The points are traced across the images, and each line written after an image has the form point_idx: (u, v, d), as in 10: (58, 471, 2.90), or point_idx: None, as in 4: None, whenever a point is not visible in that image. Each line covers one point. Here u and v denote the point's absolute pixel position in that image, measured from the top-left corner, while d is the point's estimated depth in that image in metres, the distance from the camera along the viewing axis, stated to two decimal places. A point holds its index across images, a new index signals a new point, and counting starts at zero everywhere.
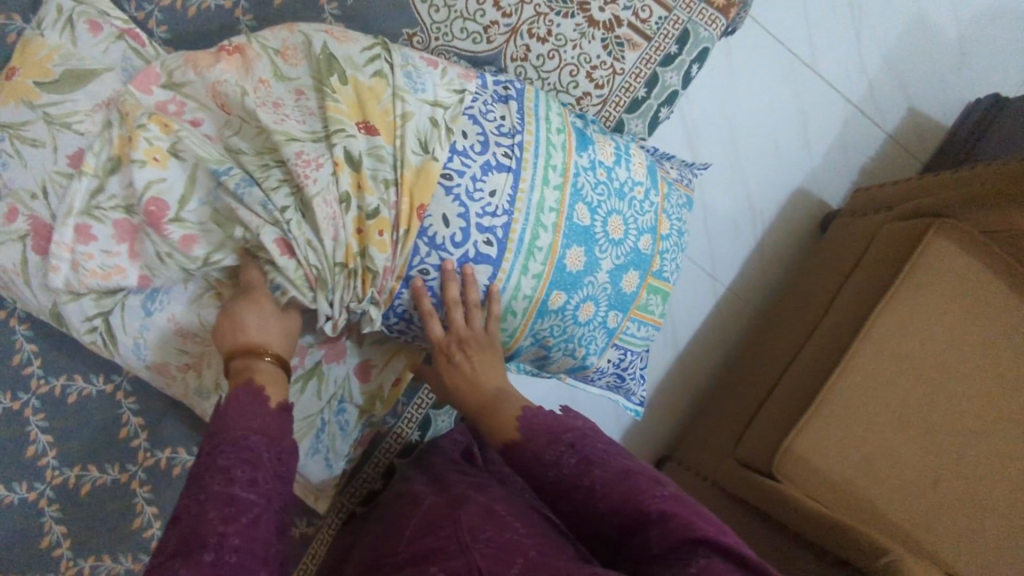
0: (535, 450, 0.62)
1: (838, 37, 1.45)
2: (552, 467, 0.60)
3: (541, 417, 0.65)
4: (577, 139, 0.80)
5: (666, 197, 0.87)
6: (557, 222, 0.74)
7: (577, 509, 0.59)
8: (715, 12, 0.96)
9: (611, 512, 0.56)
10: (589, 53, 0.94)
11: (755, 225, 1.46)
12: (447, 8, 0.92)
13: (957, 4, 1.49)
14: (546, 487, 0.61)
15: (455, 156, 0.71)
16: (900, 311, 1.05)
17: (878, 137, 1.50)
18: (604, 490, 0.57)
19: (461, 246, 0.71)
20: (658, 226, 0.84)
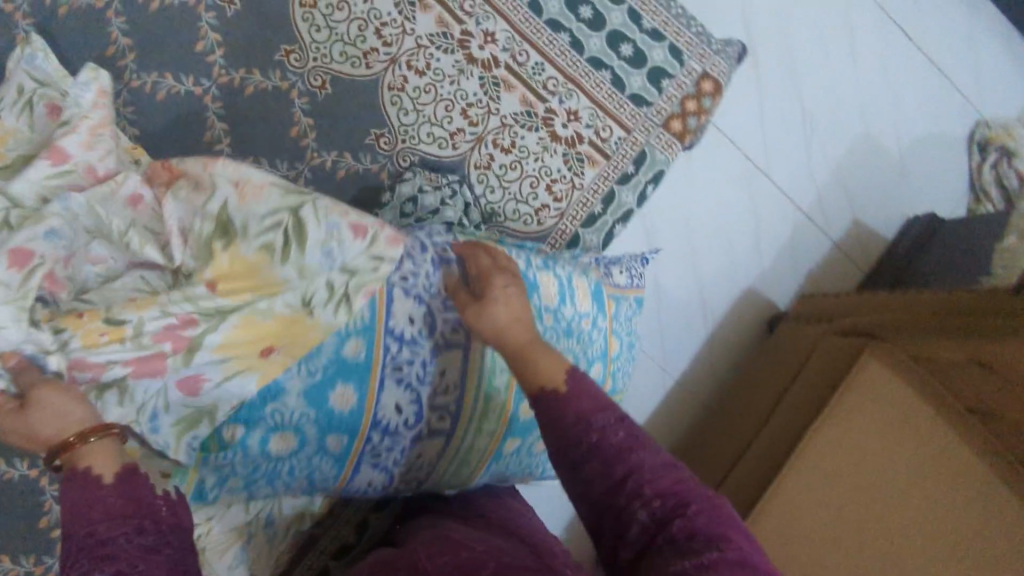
0: (580, 411, 0.58)
1: (791, 149, 1.52)
2: (598, 432, 0.57)
3: (591, 382, 0.61)
4: (520, 290, 0.82)
5: (614, 316, 0.93)
6: (509, 382, 0.81)
7: (605, 482, 0.56)
8: (672, 137, 1.01)
9: (654, 496, 0.54)
10: (550, 167, 0.97)
11: (704, 324, 1.49)
12: (416, 113, 0.94)
13: (899, 127, 1.58)
14: (579, 447, 0.57)
15: (404, 347, 0.74)
16: (836, 425, 0.98)
17: (826, 245, 1.55)
18: (650, 475, 0.55)
19: (413, 426, 0.77)
20: (608, 348, 0.91)
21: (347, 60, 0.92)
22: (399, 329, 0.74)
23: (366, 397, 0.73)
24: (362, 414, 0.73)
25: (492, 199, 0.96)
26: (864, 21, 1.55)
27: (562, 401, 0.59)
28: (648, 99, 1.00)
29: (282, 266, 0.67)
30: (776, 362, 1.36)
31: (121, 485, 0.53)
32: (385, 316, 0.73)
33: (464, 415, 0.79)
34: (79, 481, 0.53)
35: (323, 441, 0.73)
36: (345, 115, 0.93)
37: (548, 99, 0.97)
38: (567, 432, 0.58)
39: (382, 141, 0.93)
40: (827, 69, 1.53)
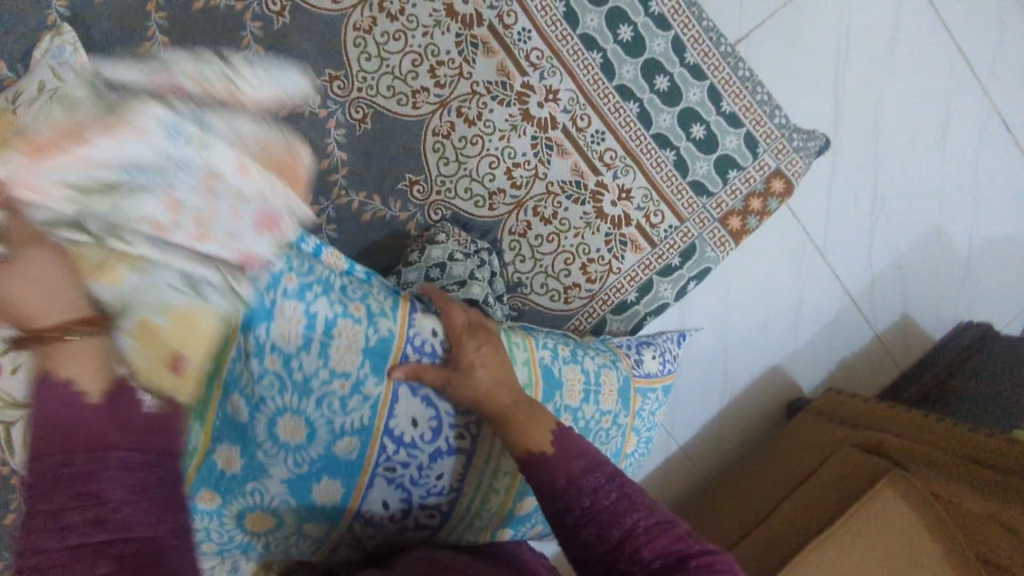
0: (570, 472, 0.59)
1: (854, 231, 1.42)
2: (590, 495, 0.57)
3: (575, 440, 0.62)
4: (540, 390, 0.75)
5: (638, 412, 0.82)
6: (511, 483, 0.75)
7: (606, 547, 0.56)
8: (726, 235, 0.93)
9: (654, 557, 0.54)
10: (589, 245, 0.91)
11: (723, 395, 1.42)
12: (457, 165, 0.88)
13: (973, 225, 1.47)
14: (573, 513, 0.58)
15: (401, 449, 0.71)
16: (849, 528, 0.94)
17: (866, 335, 1.47)
18: (648, 531, 0.56)
19: (400, 520, 0.73)
20: (624, 445, 0.81)
21: (394, 96, 0.86)
22: (399, 431, 0.70)
23: (354, 493, 0.71)
24: (343, 510, 0.71)
25: (520, 269, 0.89)
26: (966, 106, 1.42)
27: (551, 464, 0.59)
28: (709, 189, 0.92)
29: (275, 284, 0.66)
30: (789, 454, 1.27)
31: (106, 405, 0.52)
32: (385, 414, 0.70)
33: (456, 513, 0.74)
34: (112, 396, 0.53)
35: (300, 525, 0.71)
36: (382, 154, 0.86)
37: (602, 172, 0.90)
38: (558, 499, 0.58)
39: (415, 188, 0.87)
40: (913, 151, 1.41)
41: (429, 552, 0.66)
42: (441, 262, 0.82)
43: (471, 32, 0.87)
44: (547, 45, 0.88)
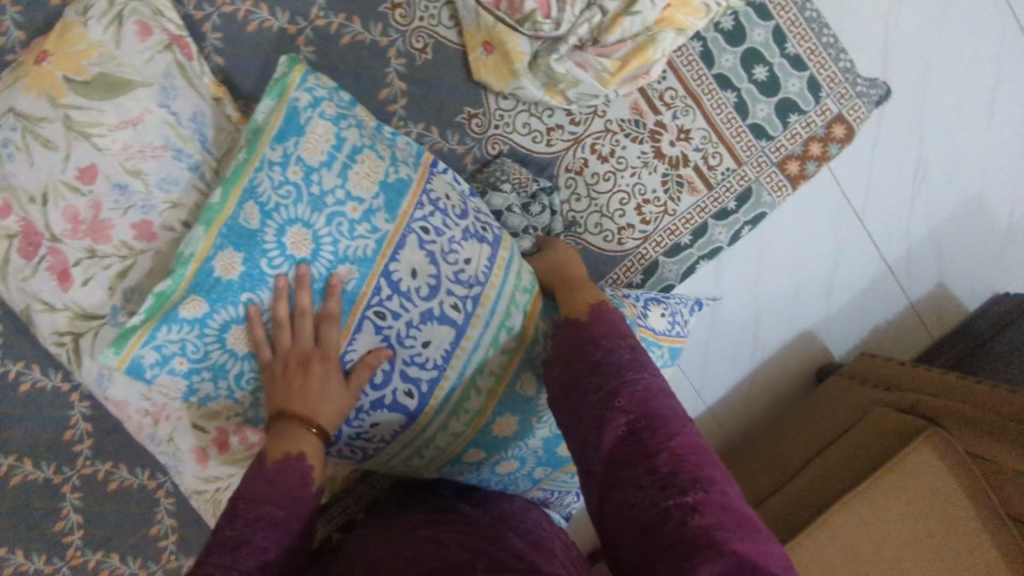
0: (615, 356, 0.58)
1: (894, 195, 1.36)
2: (621, 378, 0.56)
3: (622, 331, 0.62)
4: (545, 301, 0.75)
5: None
6: (494, 390, 0.72)
7: (617, 434, 0.53)
8: (784, 179, 0.92)
9: (661, 440, 0.52)
10: (645, 185, 0.90)
11: (755, 355, 1.38)
12: (516, 100, 0.87)
13: (1021, 192, 1.39)
14: (597, 392, 0.56)
15: (395, 296, 0.68)
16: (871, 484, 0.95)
17: (900, 303, 1.42)
18: (643, 400, 0.54)
19: (380, 389, 0.68)
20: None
21: (455, 27, 0.85)
22: (396, 277, 0.68)
23: (340, 331, 0.67)
24: None
25: (576, 208, 0.89)
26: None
27: (603, 342, 0.60)
28: (769, 132, 0.91)
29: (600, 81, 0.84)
30: (817, 422, 1.26)
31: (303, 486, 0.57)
32: (389, 252, 0.68)
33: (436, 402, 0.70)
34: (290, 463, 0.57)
35: None
36: (440, 86, 0.85)
37: (661, 112, 0.89)
38: (591, 374, 0.58)
39: (474, 122, 0.86)
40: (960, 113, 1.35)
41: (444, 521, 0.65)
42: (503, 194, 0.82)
43: None
44: None
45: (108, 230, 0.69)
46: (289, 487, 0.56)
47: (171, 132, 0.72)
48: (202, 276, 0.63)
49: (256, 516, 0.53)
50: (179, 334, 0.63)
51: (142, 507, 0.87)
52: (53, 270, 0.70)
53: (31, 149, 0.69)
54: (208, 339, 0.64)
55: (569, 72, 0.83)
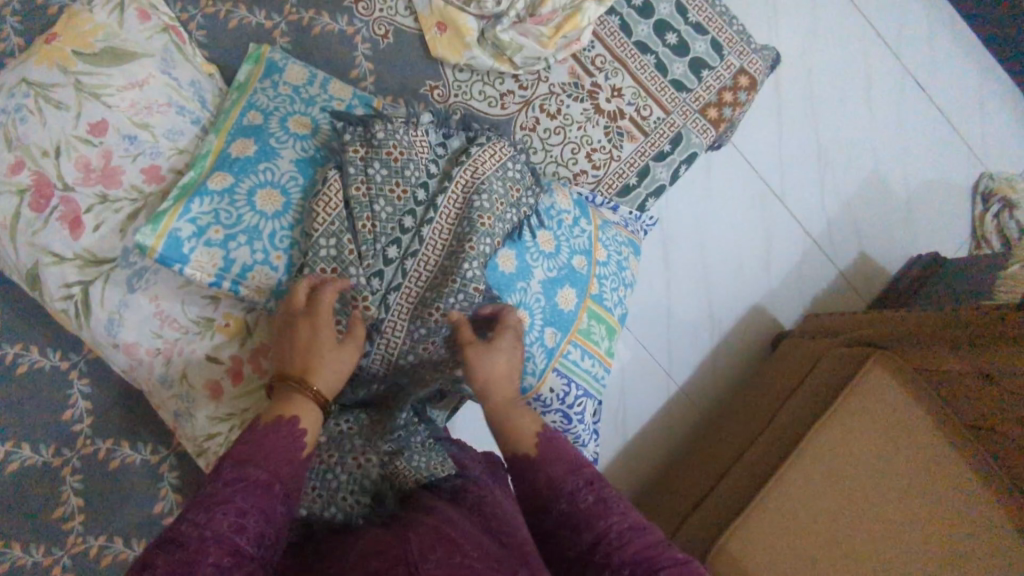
0: (552, 476, 0.64)
1: (805, 174, 1.59)
2: (567, 499, 0.62)
3: (558, 447, 0.68)
4: None
5: (600, 229, 0.95)
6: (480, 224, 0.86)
7: (581, 548, 0.60)
8: (707, 124, 1.07)
9: (625, 563, 0.57)
10: (592, 136, 1.02)
11: (713, 332, 1.52)
12: (471, 71, 0.99)
13: (908, 168, 1.65)
14: (551, 513, 0.62)
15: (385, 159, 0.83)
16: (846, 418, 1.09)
17: (831, 272, 1.60)
18: (622, 540, 0.58)
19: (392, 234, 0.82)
20: (593, 251, 0.92)
21: (411, 14, 0.97)
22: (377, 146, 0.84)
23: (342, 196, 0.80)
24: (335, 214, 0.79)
25: (534, 160, 1.01)
26: (886, 68, 1.64)
27: (535, 465, 0.66)
28: (687, 86, 1.06)
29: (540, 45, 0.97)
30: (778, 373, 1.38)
31: (301, 460, 0.61)
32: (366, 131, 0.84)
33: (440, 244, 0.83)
34: (280, 428, 0.61)
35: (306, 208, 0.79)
36: (404, 65, 0.98)
37: (595, 74, 1.03)
38: (540, 498, 0.64)
39: (436, 93, 0.99)
40: (846, 108, 1.62)
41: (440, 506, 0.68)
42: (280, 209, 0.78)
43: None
44: None
45: (120, 175, 0.77)
46: (287, 448, 0.60)
47: (173, 93, 0.82)
48: (222, 160, 0.78)
49: (240, 474, 0.55)
50: (210, 205, 0.75)
51: (144, 485, 0.86)
52: (64, 219, 0.75)
53: (42, 112, 0.76)
54: (238, 204, 0.76)
55: (513, 39, 0.96)
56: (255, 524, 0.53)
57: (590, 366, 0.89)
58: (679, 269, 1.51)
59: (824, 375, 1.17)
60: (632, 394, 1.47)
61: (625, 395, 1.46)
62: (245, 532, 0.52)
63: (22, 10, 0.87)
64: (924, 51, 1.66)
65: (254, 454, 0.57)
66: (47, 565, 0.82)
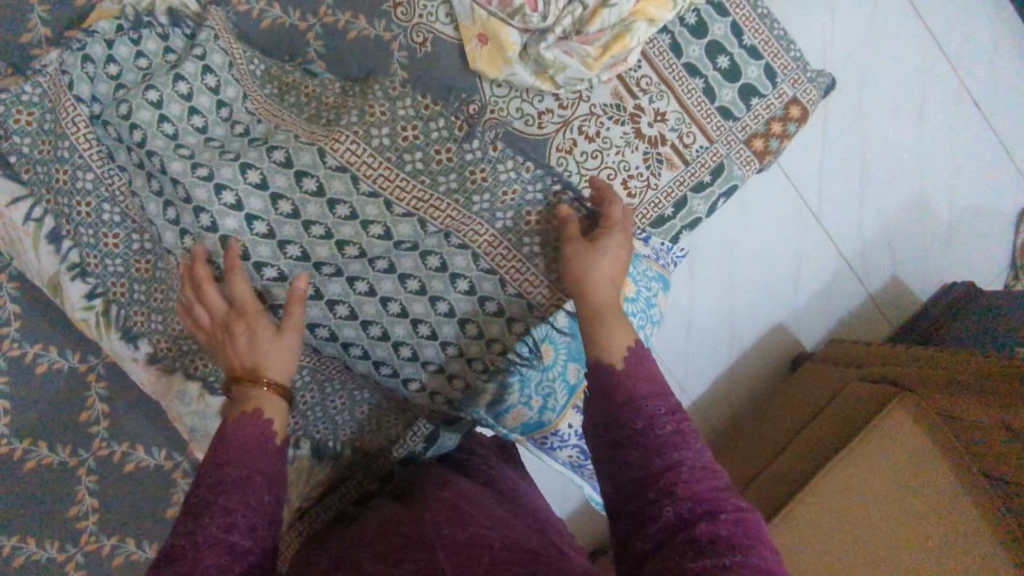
0: (632, 392, 0.62)
1: (847, 193, 1.53)
2: (643, 420, 0.60)
3: (647, 361, 0.65)
4: None
5: (631, 263, 0.91)
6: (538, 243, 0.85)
7: (643, 472, 0.58)
8: (751, 154, 1.03)
9: (686, 498, 0.56)
10: (629, 162, 0.97)
11: (733, 347, 1.50)
12: (509, 87, 0.95)
13: (954, 190, 1.59)
14: (624, 430, 0.61)
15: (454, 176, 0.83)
16: (855, 461, 1.06)
17: (862, 294, 1.56)
18: (687, 476, 0.57)
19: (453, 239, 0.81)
20: (622, 288, 0.88)
21: (451, 22, 0.92)
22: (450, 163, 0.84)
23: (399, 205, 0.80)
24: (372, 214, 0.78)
25: (567, 183, 0.96)
26: (944, 85, 1.56)
27: (619, 378, 0.63)
28: (735, 114, 1.01)
29: (583, 68, 0.92)
30: (805, 389, 1.35)
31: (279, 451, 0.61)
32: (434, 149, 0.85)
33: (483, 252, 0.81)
34: (249, 418, 0.62)
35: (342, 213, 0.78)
36: (440, 75, 0.93)
37: (639, 96, 0.99)
38: (615, 412, 0.62)
39: (471, 108, 0.93)
40: (897, 123, 1.54)
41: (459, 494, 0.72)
42: (249, 258, 0.75)
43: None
44: None
45: None
46: (256, 443, 0.60)
47: None
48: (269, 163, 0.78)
49: (219, 478, 0.56)
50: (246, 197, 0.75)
51: (158, 488, 0.88)
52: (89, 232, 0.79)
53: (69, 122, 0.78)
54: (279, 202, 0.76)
55: (557, 58, 0.91)
56: (239, 519, 0.54)
57: None
58: (705, 283, 1.46)
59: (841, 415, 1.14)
60: None
61: None
62: (235, 528, 0.54)
63: None
64: (987, 67, 1.58)
65: (229, 448, 0.58)
66: (59, 562, 0.84)
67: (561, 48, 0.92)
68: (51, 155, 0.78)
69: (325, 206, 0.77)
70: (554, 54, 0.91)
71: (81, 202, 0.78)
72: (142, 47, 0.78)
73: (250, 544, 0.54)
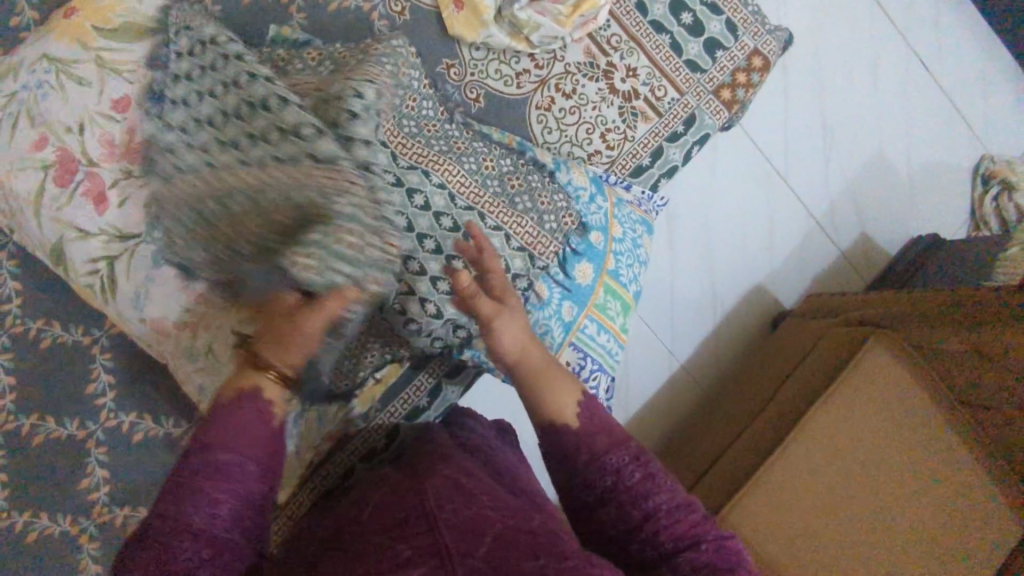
0: (594, 447, 0.61)
1: (811, 156, 1.60)
2: (613, 472, 0.60)
3: (602, 416, 0.64)
4: (516, 145, 0.94)
5: (616, 206, 0.95)
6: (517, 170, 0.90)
7: (624, 524, 0.59)
8: (720, 105, 1.07)
9: (668, 538, 0.57)
10: (606, 116, 1.02)
11: (716, 311, 1.54)
12: (487, 50, 0.99)
13: (911, 149, 1.66)
14: (593, 491, 0.60)
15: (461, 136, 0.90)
16: (836, 409, 1.08)
17: (833, 252, 1.62)
18: (663, 514, 0.58)
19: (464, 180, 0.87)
20: (609, 228, 0.93)
21: None
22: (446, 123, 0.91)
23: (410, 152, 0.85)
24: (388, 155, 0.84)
25: (548, 140, 1.01)
26: (893, 49, 1.64)
27: (574, 438, 0.62)
28: (702, 67, 1.06)
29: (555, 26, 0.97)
30: (784, 349, 1.39)
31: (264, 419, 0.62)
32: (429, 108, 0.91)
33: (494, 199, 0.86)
34: (232, 399, 0.62)
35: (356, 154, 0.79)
36: (420, 41, 0.97)
37: (610, 54, 1.03)
38: (578, 474, 0.61)
39: (452, 71, 0.99)
40: (852, 87, 1.62)
41: (455, 467, 0.70)
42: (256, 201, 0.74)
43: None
44: None
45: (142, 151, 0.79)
46: (238, 425, 0.60)
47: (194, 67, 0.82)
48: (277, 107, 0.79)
49: (207, 463, 0.57)
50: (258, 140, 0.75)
51: (167, 457, 0.88)
52: (89, 194, 0.77)
53: (65, 88, 0.78)
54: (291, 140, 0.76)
55: (530, 18, 0.95)
56: (220, 508, 0.56)
57: (607, 341, 0.91)
58: (683, 248, 1.52)
59: (821, 360, 1.17)
60: (636, 368, 1.49)
61: (629, 371, 1.49)
62: (215, 521, 0.55)
63: None
64: (931, 31, 1.66)
65: (217, 439, 0.58)
66: (73, 535, 0.84)
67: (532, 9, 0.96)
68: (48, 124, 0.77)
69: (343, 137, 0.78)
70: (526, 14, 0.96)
71: (88, 171, 0.77)
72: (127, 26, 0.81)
73: (227, 533, 0.56)
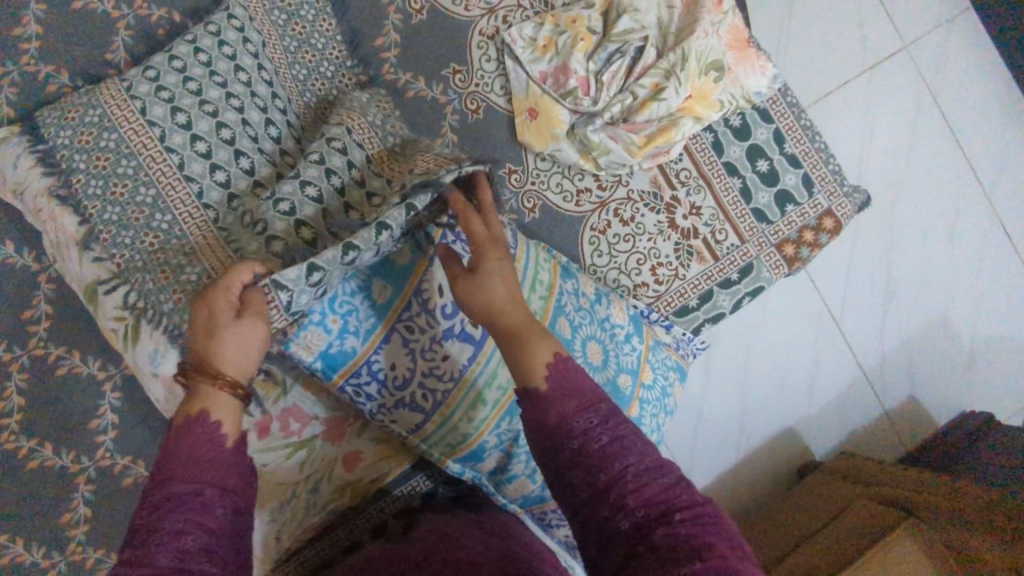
0: (562, 412, 0.58)
1: (869, 306, 1.54)
2: (580, 438, 0.57)
3: (574, 374, 0.61)
4: (562, 269, 0.90)
5: (650, 348, 0.93)
6: (549, 287, 0.85)
7: (592, 489, 0.56)
8: (781, 260, 1.03)
9: (639, 506, 0.54)
10: (660, 250, 1.00)
11: (740, 445, 1.47)
12: (552, 162, 0.99)
13: (977, 318, 1.58)
14: (562, 454, 0.57)
15: None
16: None
17: (876, 408, 1.54)
18: (636, 481, 0.55)
19: (450, 318, 0.76)
20: (640, 373, 0.89)
21: (505, 95, 0.98)
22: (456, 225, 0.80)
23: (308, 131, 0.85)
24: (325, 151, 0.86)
25: (596, 263, 0.99)
26: (976, 212, 1.59)
27: (544, 402, 0.59)
28: (769, 217, 1.03)
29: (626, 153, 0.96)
30: (807, 504, 1.31)
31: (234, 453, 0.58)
32: None
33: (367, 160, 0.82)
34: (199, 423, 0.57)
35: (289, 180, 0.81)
36: (487, 143, 0.98)
37: (677, 188, 1.01)
38: (550, 439, 0.58)
39: (513, 177, 0.98)
40: (926, 242, 1.56)
41: (440, 530, 0.70)
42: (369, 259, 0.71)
43: (587, 61, 0.96)
44: (638, 60, 0.96)
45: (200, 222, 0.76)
46: (208, 452, 0.56)
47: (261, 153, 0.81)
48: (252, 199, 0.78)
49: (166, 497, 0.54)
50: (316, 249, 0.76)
51: None
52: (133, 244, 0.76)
53: (134, 142, 0.77)
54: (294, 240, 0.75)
55: (602, 141, 0.95)
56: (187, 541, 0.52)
57: None
58: (718, 375, 1.47)
59: (847, 531, 1.12)
60: None
61: None
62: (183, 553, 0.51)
63: (135, 26, 0.90)
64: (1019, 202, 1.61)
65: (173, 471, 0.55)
66: (43, 569, 0.83)
67: (607, 132, 0.95)
68: (109, 171, 0.77)
69: (208, 168, 0.77)
70: (599, 135, 0.95)
71: (109, 233, 0.77)
72: (203, 93, 0.80)
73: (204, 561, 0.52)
